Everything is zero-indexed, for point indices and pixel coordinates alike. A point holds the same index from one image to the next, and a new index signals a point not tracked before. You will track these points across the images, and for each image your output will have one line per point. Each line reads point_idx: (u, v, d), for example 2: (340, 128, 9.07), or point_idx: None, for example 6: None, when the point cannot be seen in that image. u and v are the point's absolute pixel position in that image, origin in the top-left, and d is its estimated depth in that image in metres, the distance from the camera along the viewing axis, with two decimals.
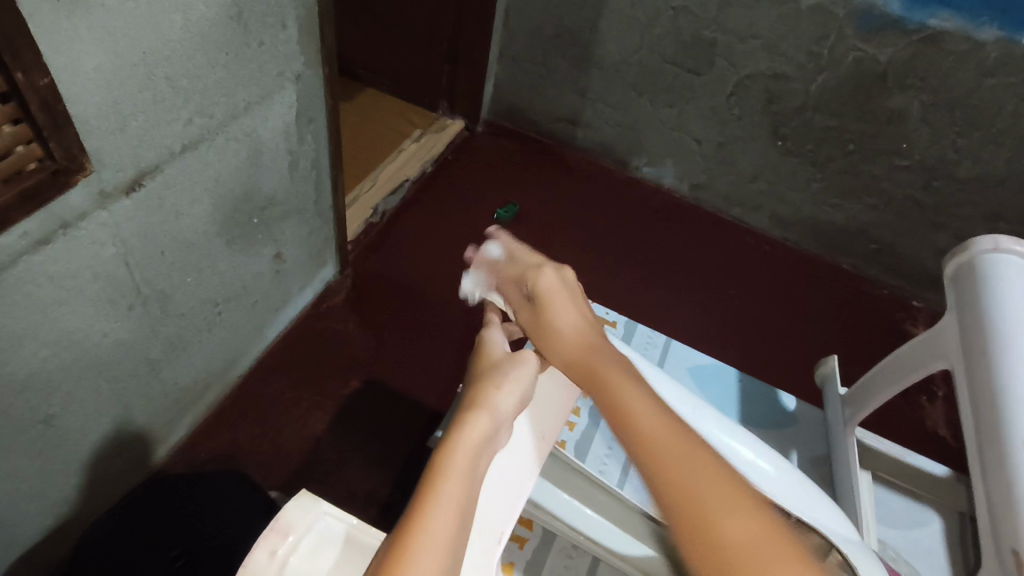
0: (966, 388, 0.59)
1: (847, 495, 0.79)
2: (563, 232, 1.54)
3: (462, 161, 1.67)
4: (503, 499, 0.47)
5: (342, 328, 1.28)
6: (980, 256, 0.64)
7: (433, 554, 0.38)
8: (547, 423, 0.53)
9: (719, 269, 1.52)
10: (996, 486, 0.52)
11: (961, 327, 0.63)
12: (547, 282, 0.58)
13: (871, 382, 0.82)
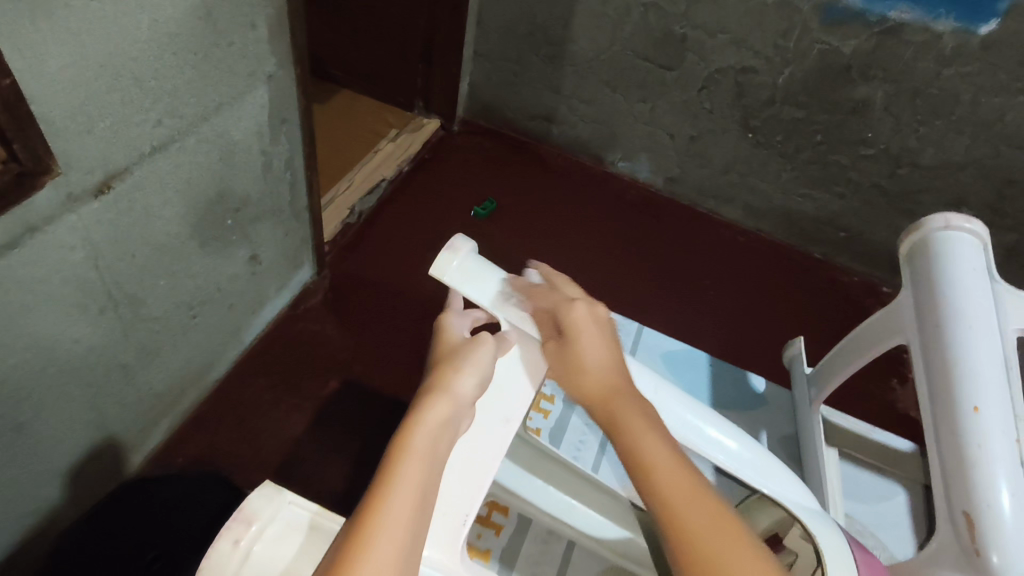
0: (922, 365, 0.63)
1: (813, 473, 0.82)
2: (540, 228, 1.55)
3: (438, 160, 1.67)
4: (467, 480, 0.48)
5: (320, 328, 1.28)
6: (933, 235, 0.66)
7: (390, 531, 0.40)
8: (513, 402, 0.52)
9: (694, 261, 1.55)
10: (948, 460, 0.56)
11: (915, 304, 0.65)
12: (575, 315, 0.54)
13: (836, 358, 0.83)
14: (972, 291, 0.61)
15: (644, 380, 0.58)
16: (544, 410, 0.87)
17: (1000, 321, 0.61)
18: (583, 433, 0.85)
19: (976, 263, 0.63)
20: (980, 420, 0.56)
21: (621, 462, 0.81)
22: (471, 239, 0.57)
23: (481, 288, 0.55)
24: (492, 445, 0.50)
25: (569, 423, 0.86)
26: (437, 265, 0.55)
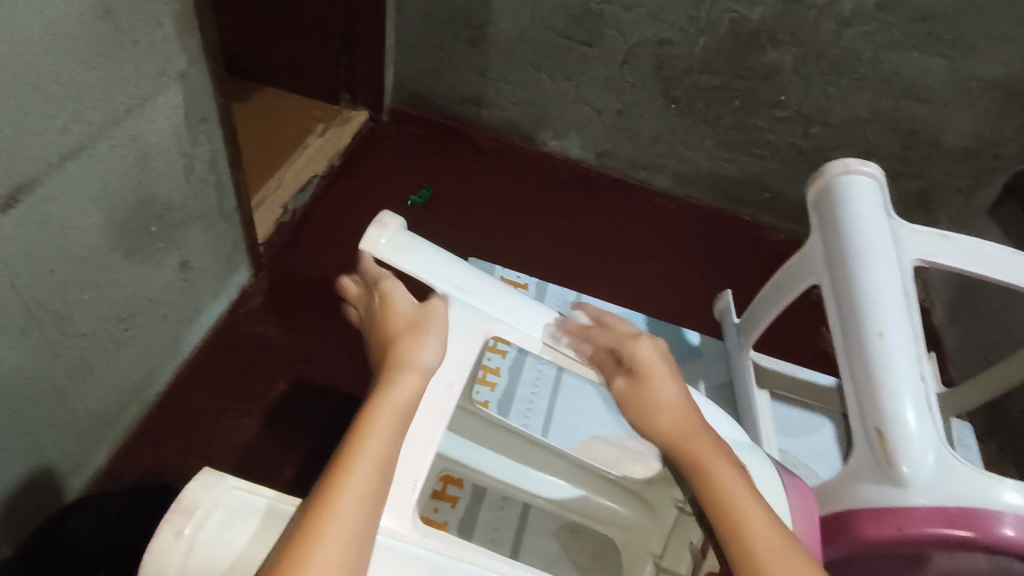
0: (835, 296, 0.73)
1: (748, 416, 0.87)
2: (479, 212, 1.56)
3: (370, 152, 1.65)
4: (412, 447, 0.50)
5: (262, 331, 1.25)
6: (838, 181, 0.75)
7: (350, 505, 0.44)
8: (453, 369, 0.54)
9: (630, 231, 1.59)
10: (858, 373, 0.68)
11: (828, 244, 0.74)
12: (644, 352, 0.56)
13: (760, 305, 0.87)
14: (873, 229, 0.71)
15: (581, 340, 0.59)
16: (491, 383, 0.93)
17: (897, 257, 0.71)
18: (529, 402, 0.92)
19: (875, 204, 0.73)
20: (884, 341, 0.67)
21: (565, 425, 0.89)
22: (399, 215, 0.58)
23: (414, 260, 0.57)
24: (435, 412, 0.52)
25: (515, 392, 0.92)
26: (368, 240, 0.56)
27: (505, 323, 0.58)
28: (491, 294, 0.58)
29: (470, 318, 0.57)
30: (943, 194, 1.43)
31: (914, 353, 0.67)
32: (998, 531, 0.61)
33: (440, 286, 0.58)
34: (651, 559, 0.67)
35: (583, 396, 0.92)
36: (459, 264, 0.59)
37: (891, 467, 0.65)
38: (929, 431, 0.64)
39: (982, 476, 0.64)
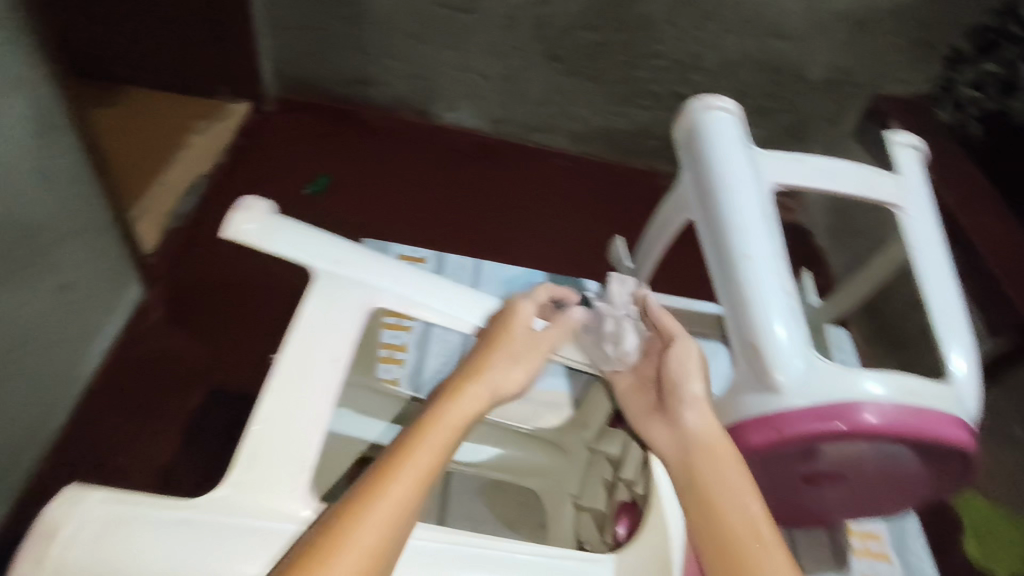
0: (706, 230, 0.69)
1: None
2: (382, 196, 1.52)
3: (258, 144, 1.56)
4: (302, 429, 0.51)
5: (167, 344, 1.17)
6: (700, 116, 0.72)
7: (390, 503, 0.47)
8: (336, 345, 0.54)
9: (533, 195, 1.60)
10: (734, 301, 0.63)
11: (696, 179, 0.71)
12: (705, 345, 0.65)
13: (646, 247, 0.87)
14: (736, 159, 0.68)
15: (460, 298, 0.60)
16: (399, 359, 0.91)
17: (757, 181, 0.67)
18: (439, 371, 0.90)
19: (730, 133, 0.70)
20: (751, 263, 0.62)
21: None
22: (262, 198, 0.57)
23: (282, 241, 0.57)
24: (321, 390, 0.52)
25: (425, 363, 0.91)
26: (231, 226, 0.55)
27: (392, 293, 0.57)
28: (365, 266, 0.57)
29: (345, 294, 0.56)
30: (813, 125, 1.54)
31: (780, 271, 0.62)
32: (858, 418, 0.57)
33: (311, 263, 0.56)
34: (571, 500, 0.72)
35: None
36: (333, 239, 0.58)
37: (766, 377, 0.60)
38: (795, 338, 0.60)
39: (843, 371, 0.59)
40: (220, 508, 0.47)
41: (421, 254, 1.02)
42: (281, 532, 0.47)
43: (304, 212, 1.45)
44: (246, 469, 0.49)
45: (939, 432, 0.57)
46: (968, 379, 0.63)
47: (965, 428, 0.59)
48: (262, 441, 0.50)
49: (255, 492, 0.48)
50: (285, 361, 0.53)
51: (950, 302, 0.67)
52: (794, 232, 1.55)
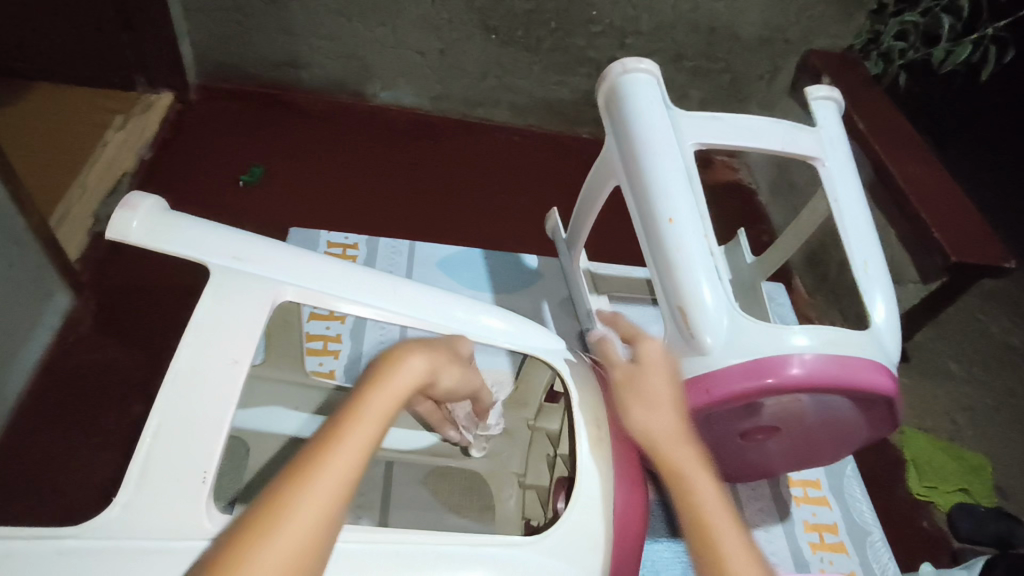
0: (631, 195, 0.68)
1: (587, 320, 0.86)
2: (321, 184, 1.36)
3: (185, 137, 1.39)
4: (200, 438, 0.45)
5: (103, 354, 1.04)
6: (618, 81, 0.71)
7: (325, 487, 0.41)
8: (236, 341, 0.48)
9: (482, 172, 1.49)
10: (660, 266, 0.64)
11: (618, 146, 0.70)
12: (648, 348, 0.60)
13: (579, 218, 0.86)
14: (656, 121, 0.67)
15: (382, 283, 0.57)
16: (333, 351, 0.88)
17: (679, 144, 0.67)
18: (378, 359, 0.88)
19: (652, 96, 0.69)
20: (673, 227, 0.63)
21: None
22: (148, 194, 0.53)
23: (175, 240, 0.52)
24: (222, 390, 0.46)
25: (362, 352, 0.88)
26: (113, 226, 0.50)
27: (295, 286, 0.53)
28: (271, 259, 0.53)
29: (246, 287, 0.51)
30: (749, 83, 1.54)
31: (703, 232, 0.63)
32: (785, 372, 0.57)
33: (207, 259, 0.52)
34: (515, 478, 0.74)
35: None
36: (227, 233, 0.53)
37: (693, 337, 0.60)
38: (720, 298, 0.60)
39: (771, 328, 0.60)
40: (108, 535, 0.41)
41: (352, 240, 0.99)
42: (181, 554, 0.41)
43: (239, 208, 1.30)
44: (138, 488, 0.42)
45: (864, 381, 0.58)
46: (888, 326, 0.64)
47: (888, 374, 0.60)
48: (155, 454, 0.43)
49: (148, 513, 0.42)
50: (180, 361, 0.46)
51: (871, 253, 0.69)
52: (737, 190, 1.55)
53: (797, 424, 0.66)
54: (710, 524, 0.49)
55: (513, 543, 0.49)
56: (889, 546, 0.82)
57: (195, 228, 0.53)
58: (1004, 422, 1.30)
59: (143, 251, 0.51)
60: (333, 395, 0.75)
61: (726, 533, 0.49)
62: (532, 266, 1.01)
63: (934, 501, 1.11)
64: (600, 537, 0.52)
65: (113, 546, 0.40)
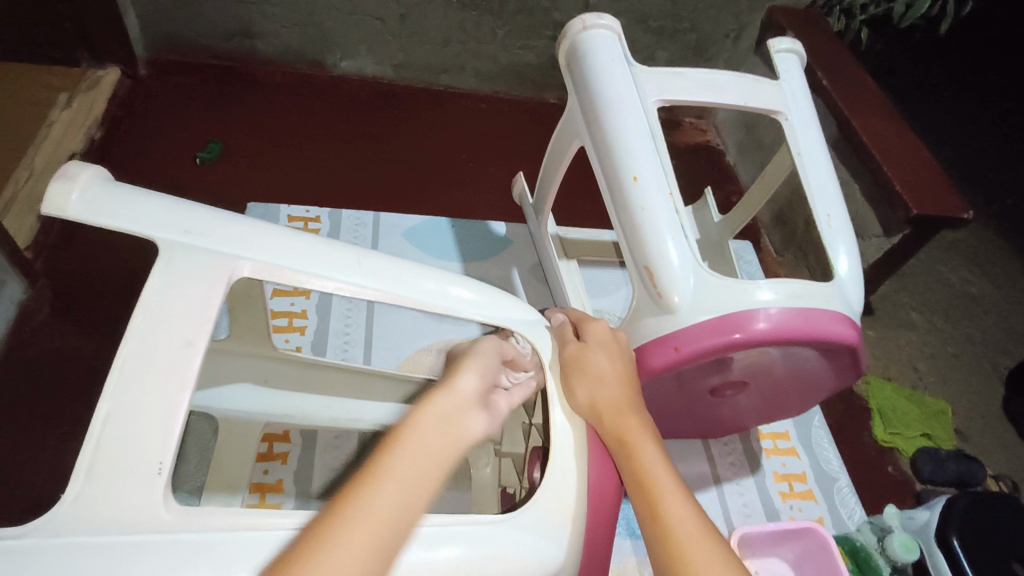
0: (595, 156, 0.68)
1: (556, 284, 0.86)
2: (281, 159, 1.32)
3: (137, 114, 1.33)
4: (152, 427, 0.43)
5: (63, 344, 1.00)
6: (578, 40, 0.69)
7: (371, 518, 0.41)
8: (187, 322, 0.46)
9: (449, 142, 1.43)
10: (626, 226, 0.63)
11: (581, 106, 0.69)
12: (594, 331, 0.62)
13: (544, 182, 0.85)
14: (618, 79, 0.66)
15: (344, 254, 0.55)
16: (299, 328, 0.86)
17: (641, 102, 0.66)
18: (344, 333, 0.86)
19: (614, 54, 0.68)
20: (638, 186, 0.62)
21: (386, 344, 0.86)
22: (88, 165, 0.50)
23: (119, 213, 0.49)
24: (175, 376, 0.44)
25: (329, 327, 0.87)
26: (48, 199, 0.48)
27: (251, 259, 0.51)
28: (224, 232, 0.51)
29: (197, 265, 0.49)
30: (715, 42, 1.52)
31: (668, 190, 0.63)
32: (751, 327, 0.58)
33: (157, 236, 0.50)
34: (492, 445, 0.74)
35: (400, 311, 0.89)
36: (177, 206, 0.52)
37: (661, 297, 0.61)
38: (686, 257, 0.60)
39: (737, 284, 0.60)
40: (57, 533, 0.39)
41: (313, 213, 0.96)
42: (136, 547, 0.40)
43: (197, 187, 1.24)
44: (88, 480, 0.41)
45: (829, 331, 0.59)
46: (851, 278, 0.65)
47: (850, 323, 0.61)
48: (105, 444, 0.42)
49: (100, 507, 0.40)
50: (128, 347, 0.44)
51: (835, 208, 0.69)
52: (705, 150, 1.55)
53: (766, 377, 0.67)
54: (665, 497, 0.52)
55: (484, 516, 0.49)
56: (856, 492, 0.85)
57: (142, 200, 0.51)
58: (963, 368, 1.35)
59: (85, 225, 0.49)
60: (303, 368, 0.74)
61: (674, 503, 0.52)
62: (500, 234, 1.00)
63: (898, 447, 1.15)
64: (572, 505, 0.52)
65: (62, 543, 0.39)
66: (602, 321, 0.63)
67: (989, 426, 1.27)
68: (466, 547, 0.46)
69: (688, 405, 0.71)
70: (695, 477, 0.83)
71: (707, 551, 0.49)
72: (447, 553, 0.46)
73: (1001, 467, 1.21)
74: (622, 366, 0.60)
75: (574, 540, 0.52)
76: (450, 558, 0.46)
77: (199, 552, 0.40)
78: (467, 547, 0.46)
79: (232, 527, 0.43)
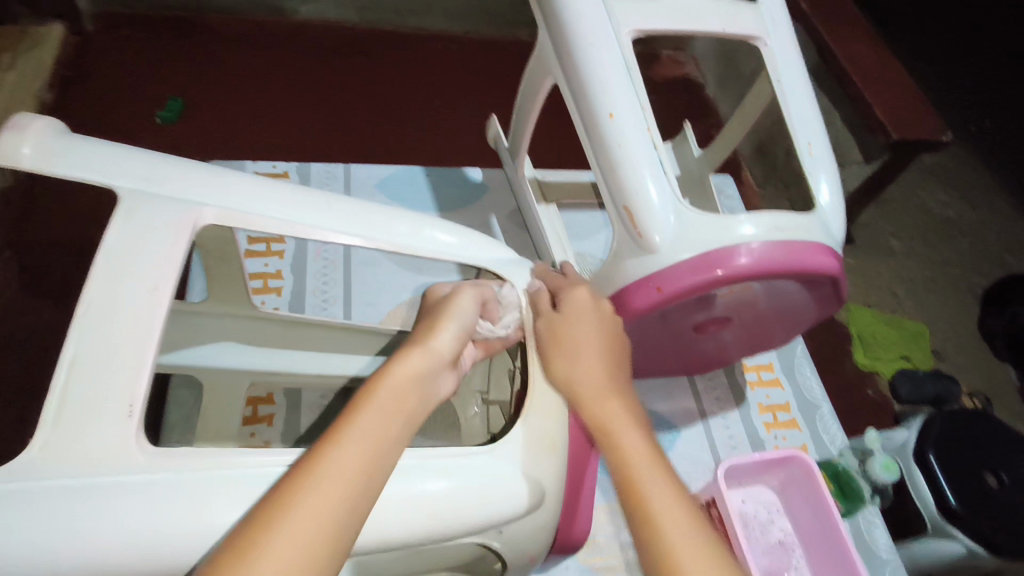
0: (569, 93, 0.65)
1: (537, 230, 0.84)
2: (245, 114, 1.26)
3: (87, 73, 1.25)
4: (123, 372, 0.41)
5: (35, 318, 0.97)
6: None
7: (309, 512, 0.39)
8: (154, 267, 0.45)
9: (420, 86, 1.38)
10: (603, 164, 0.62)
11: (552, 40, 0.66)
12: (571, 301, 0.59)
13: (518, 125, 0.82)
14: (589, 9, 0.63)
15: (315, 202, 0.53)
16: (275, 288, 0.84)
17: (614, 33, 0.63)
18: (322, 291, 0.85)
19: None
20: (615, 123, 0.60)
21: (367, 300, 0.85)
22: (40, 115, 0.48)
23: (78, 162, 0.47)
24: (145, 324, 0.43)
25: (306, 287, 0.85)
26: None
27: (216, 204, 0.49)
28: (187, 179, 0.50)
29: (162, 211, 0.47)
30: None
31: (645, 126, 0.61)
32: (733, 263, 0.57)
33: (115, 182, 0.47)
34: (479, 395, 0.75)
35: (378, 266, 0.88)
36: (138, 157, 0.49)
37: (640, 239, 0.60)
38: (665, 194, 0.59)
39: (718, 219, 0.59)
40: (28, 478, 0.38)
41: (281, 168, 0.92)
42: (119, 488, 0.39)
43: (159, 147, 1.19)
44: (57, 424, 0.40)
45: (812, 262, 0.59)
46: (834, 209, 0.64)
47: (831, 254, 0.61)
48: (75, 389, 0.40)
49: (72, 451, 0.39)
50: (93, 290, 0.43)
51: (815, 136, 0.68)
52: (683, 84, 1.51)
53: (747, 311, 0.67)
54: (630, 449, 0.51)
55: (471, 451, 0.50)
56: (837, 418, 0.87)
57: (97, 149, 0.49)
58: (939, 292, 1.37)
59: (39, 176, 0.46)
60: (284, 327, 0.71)
61: (640, 466, 0.49)
62: (477, 180, 0.98)
63: (878, 370, 1.19)
64: (552, 436, 0.55)
65: (38, 484, 0.38)
66: (583, 290, 0.61)
67: (964, 346, 1.30)
68: (450, 480, 0.47)
69: (671, 343, 0.71)
70: (681, 413, 0.84)
71: (672, 506, 0.47)
72: (429, 487, 0.46)
73: (975, 384, 1.26)
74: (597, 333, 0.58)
75: (555, 467, 0.54)
76: (436, 491, 0.46)
77: (181, 490, 0.40)
78: (453, 480, 0.47)
79: (209, 465, 0.42)
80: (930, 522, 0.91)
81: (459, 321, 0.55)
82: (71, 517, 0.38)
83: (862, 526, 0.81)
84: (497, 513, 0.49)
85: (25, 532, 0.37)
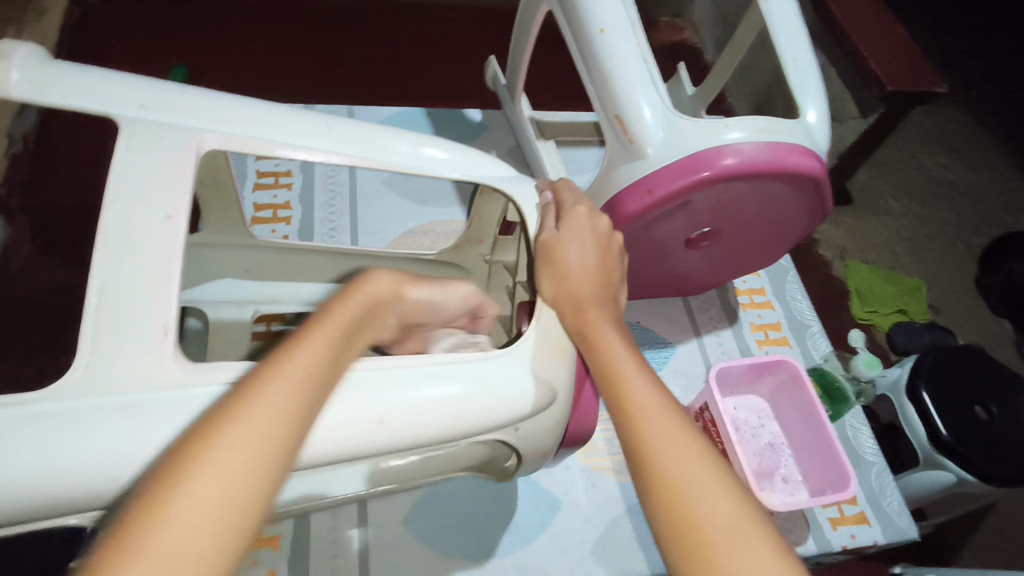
0: (563, 19, 0.67)
1: (535, 163, 0.87)
2: (250, 79, 1.26)
3: (90, 41, 1.25)
4: (150, 293, 0.42)
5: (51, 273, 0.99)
6: None
7: (251, 428, 0.35)
8: (166, 194, 0.45)
9: (421, 44, 1.38)
10: (598, 86, 0.64)
11: None
12: (571, 221, 0.60)
13: (516, 61, 0.84)
14: None
15: (313, 122, 0.56)
16: (285, 218, 0.87)
17: None
18: (329, 221, 0.88)
19: None
20: (605, 38, 0.62)
21: (374, 230, 0.88)
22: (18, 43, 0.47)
23: (69, 92, 0.48)
24: (161, 244, 0.44)
25: (314, 216, 0.88)
26: None
27: (217, 133, 0.51)
28: (184, 107, 0.51)
29: (164, 138, 0.48)
30: None
31: (636, 40, 0.63)
32: (719, 163, 0.60)
33: (116, 112, 0.48)
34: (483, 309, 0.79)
35: (385, 202, 0.91)
36: (133, 88, 0.50)
37: (632, 143, 0.63)
38: (656, 108, 0.62)
39: (706, 124, 0.62)
40: (78, 396, 0.40)
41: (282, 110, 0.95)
42: (160, 403, 0.41)
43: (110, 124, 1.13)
44: (94, 346, 0.41)
45: (795, 161, 0.61)
46: (819, 125, 0.67)
47: (813, 155, 0.64)
48: (106, 312, 0.41)
49: (111, 371, 0.40)
50: (107, 220, 0.43)
51: (801, 53, 0.70)
52: (682, 47, 1.52)
53: (738, 220, 0.68)
54: (627, 380, 0.50)
55: (483, 357, 0.51)
56: (826, 335, 0.90)
57: (89, 79, 0.49)
58: (937, 248, 1.39)
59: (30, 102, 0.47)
60: (295, 261, 0.75)
61: (638, 395, 0.48)
62: (476, 120, 1.00)
63: (875, 323, 1.21)
64: (563, 341, 0.56)
65: (80, 406, 0.39)
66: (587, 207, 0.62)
67: (961, 299, 1.33)
68: (462, 386, 0.48)
69: (665, 257, 0.74)
70: (676, 332, 0.87)
71: (668, 427, 0.45)
72: (441, 391, 0.47)
73: (972, 337, 1.28)
74: (597, 260, 0.59)
75: (566, 371, 0.55)
76: (446, 394, 0.48)
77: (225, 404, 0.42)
78: (464, 386, 0.48)
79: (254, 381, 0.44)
80: (923, 455, 0.94)
81: (439, 297, 0.58)
82: (119, 442, 0.39)
83: (850, 433, 0.84)
84: (504, 415, 0.50)
85: (60, 453, 0.38)
